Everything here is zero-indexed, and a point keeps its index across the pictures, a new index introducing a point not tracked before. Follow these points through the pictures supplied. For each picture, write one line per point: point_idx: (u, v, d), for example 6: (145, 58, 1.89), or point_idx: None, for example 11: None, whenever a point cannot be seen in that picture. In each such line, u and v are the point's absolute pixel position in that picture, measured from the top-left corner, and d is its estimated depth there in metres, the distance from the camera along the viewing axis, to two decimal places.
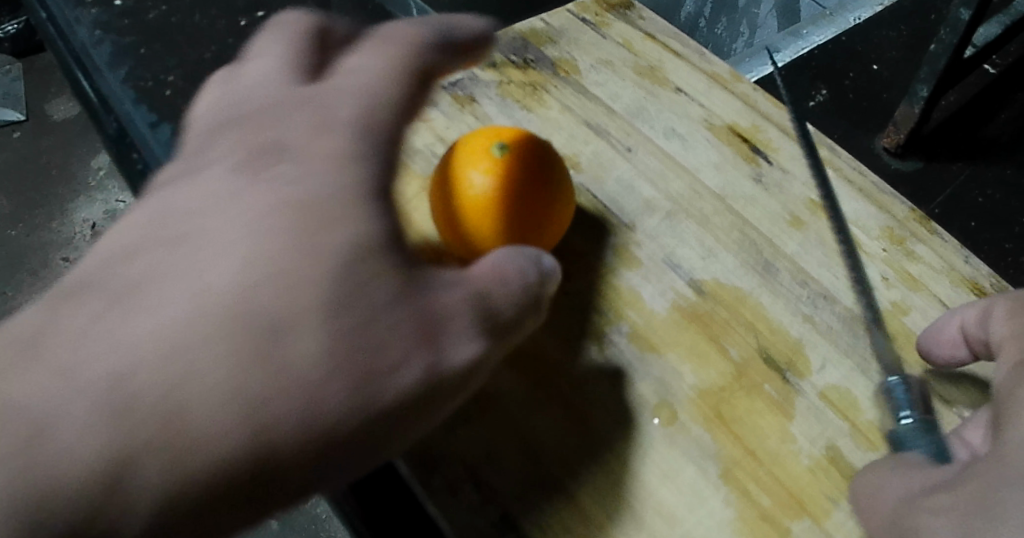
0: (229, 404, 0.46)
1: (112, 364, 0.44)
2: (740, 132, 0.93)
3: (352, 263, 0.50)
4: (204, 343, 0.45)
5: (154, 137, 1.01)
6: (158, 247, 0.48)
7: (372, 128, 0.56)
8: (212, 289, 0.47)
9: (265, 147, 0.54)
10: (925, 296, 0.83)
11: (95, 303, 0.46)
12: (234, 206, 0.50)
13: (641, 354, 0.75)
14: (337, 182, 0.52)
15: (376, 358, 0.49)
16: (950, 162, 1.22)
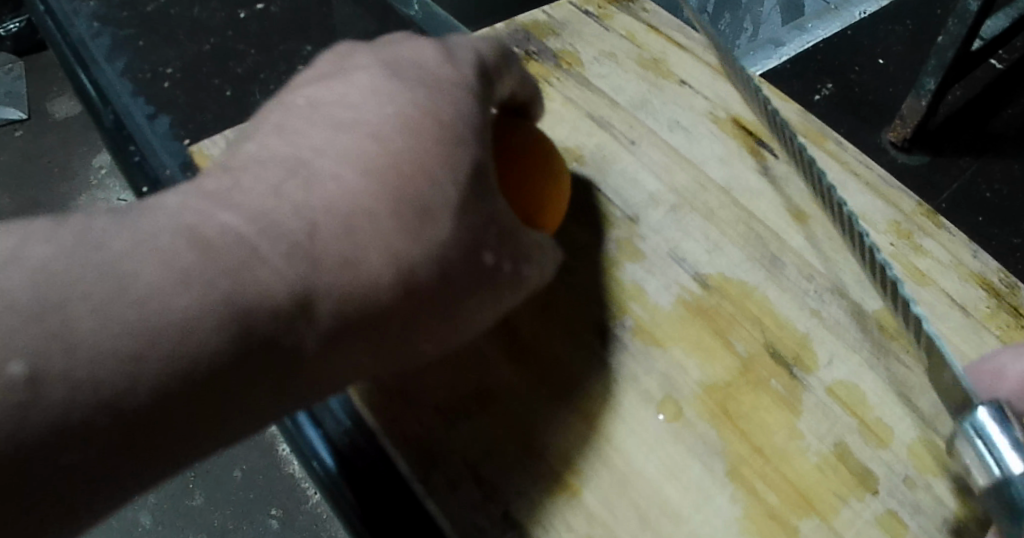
0: (383, 253, 0.58)
1: (285, 232, 0.55)
2: (745, 124, 0.92)
3: (446, 152, 0.62)
4: (358, 211, 0.58)
5: (152, 130, 0.99)
6: (296, 156, 0.60)
7: (446, 82, 0.69)
8: (354, 175, 0.59)
9: (369, 85, 0.66)
10: (933, 291, 0.81)
11: (245, 197, 0.57)
12: (357, 119, 0.62)
13: (645, 349, 0.73)
14: (422, 108, 0.64)
15: (483, 222, 0.63)
16: (958, 157, 1.21)
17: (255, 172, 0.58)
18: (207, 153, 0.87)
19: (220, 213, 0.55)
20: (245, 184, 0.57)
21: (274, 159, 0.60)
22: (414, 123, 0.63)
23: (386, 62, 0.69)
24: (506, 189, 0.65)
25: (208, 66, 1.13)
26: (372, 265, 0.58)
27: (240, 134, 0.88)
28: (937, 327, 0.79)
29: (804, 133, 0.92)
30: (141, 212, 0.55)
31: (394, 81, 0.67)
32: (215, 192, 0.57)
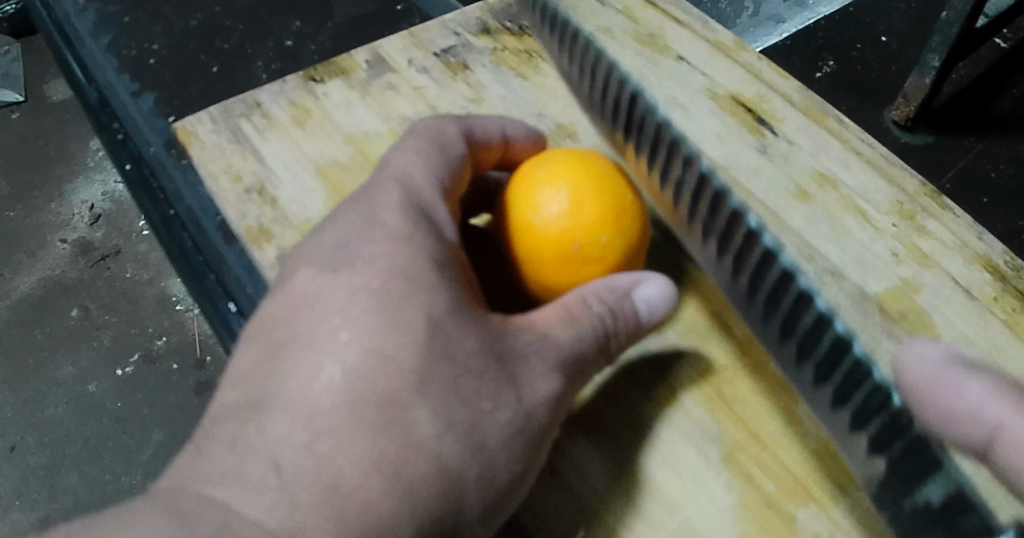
0: (430, 517, 0.52)
1: (327, 516, 0.49)
2: (743, 101, 0.90)
3: (462, 374, 0.54)
4: (393, 479, 0.51)
5: (138, 107, 0.97)
6: (302, 407, 0.52)
7: (436, 250, 0.59)
8: (374, 438, 0.51)
9: (349, 284, 0.56)
10: (937, 273, 0.79)
11: (270, 475, 0.50)
12: (358, 350, 0.53)
13: (640, 332, 0.71)
14: (424, 314, 0.55)
15: (519, 429, 0.56)
16: (963, 136, 1.18)
17: (273, 440, 0.51)
18: (191, 129, 0.84)
19: (253, 502, 0.49)
20: (264, 452, 0.51)
21: (280, 410, 0.52)
22: (416, 331, 0.54)
23: (358, 225, 0.60)
24: (531, 378, 0.58)
25: (195, 42, 1.06)
26: (425, 525, 0.52)
27: (225, 110, 0.85)
28: (941, 309, 0.77)
29: (805, 111, 0.90)
30: (173, 508, 0.49)
31: (374, 264, 0.57)
32: (236, 467, 0.50)
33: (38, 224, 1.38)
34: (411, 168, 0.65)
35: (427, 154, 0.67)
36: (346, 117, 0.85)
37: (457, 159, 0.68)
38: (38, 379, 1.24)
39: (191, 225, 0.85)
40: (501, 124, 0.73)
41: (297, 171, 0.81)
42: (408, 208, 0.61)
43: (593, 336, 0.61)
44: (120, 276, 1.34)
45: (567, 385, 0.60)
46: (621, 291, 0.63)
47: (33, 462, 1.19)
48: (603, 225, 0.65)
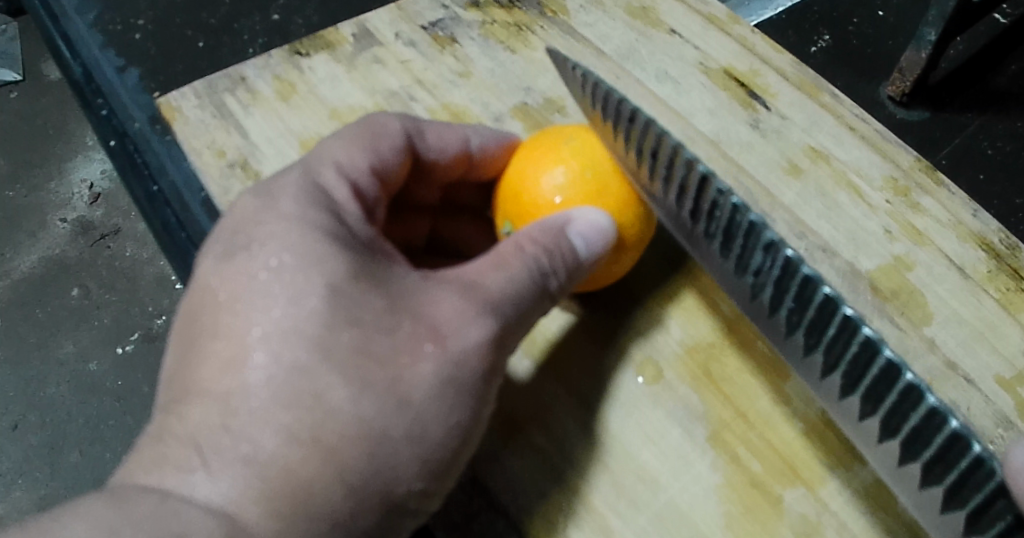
0: (356, 477, 0.52)
1: (249, 487, 0.50)
2: (735, 74, 0.88)
3: (373, 335, 0.54)
4: (311, 443, 0.51)
5: (121, 83, 0.94)
6: (216, 391, 0.52)
7: (330, 224, 0.58)
8: (287, 408, 0.52)
9: (250, 270, 0.55)
10: (930, 251, 0.78)
11: (194, 457, 0.51)
12: (262, 330, 0.53)
13: (623, 307, 0.70)
14: (323, 285, 0.54)
15: (447, 380, 0.55)
16: (961, 113, 1.16)
17: (193, 426, 0.52)
18: (174, 105, 0.83)
19: (189, 484, 0.51)
20: (188, 439, 0.52)
21: (198, 397, 0.53)
22: (314, 302, 0.54)
23: (257, 207, 0.59)
24: (457, 326, 0.56)
25: (182, 15, 1.01)
26: (353, 483, 0.52)
27: (209, 85, 0.84)
28: (934, 288, 0.76)
29: (798, 86, 0.88)
30: (115, 497, 0.50)
31: (267, 245, 0.56)
32: (165, 456, 0.52)
33: (38, 203, 1.35)
34: (348, 160, 0.63)
35: (365, 150, 0.64)
36: (331, 92, 0.84)
37: (393, 157, 0.66)
38: (38, 357, 1.23)
39: (174, 201, 0.84)
40: (466, 130, 0.70)
41: (281, 146, 0.80)
42: (304, 191, 0.60)
43: (532, 282, 0.60)
44: (121, 255, 1.32)
45: (502, 326, 0.58)
46: (553, 228, 0.61)
47: (35, 441, 1.18)
48: (593, 199, 0.65)
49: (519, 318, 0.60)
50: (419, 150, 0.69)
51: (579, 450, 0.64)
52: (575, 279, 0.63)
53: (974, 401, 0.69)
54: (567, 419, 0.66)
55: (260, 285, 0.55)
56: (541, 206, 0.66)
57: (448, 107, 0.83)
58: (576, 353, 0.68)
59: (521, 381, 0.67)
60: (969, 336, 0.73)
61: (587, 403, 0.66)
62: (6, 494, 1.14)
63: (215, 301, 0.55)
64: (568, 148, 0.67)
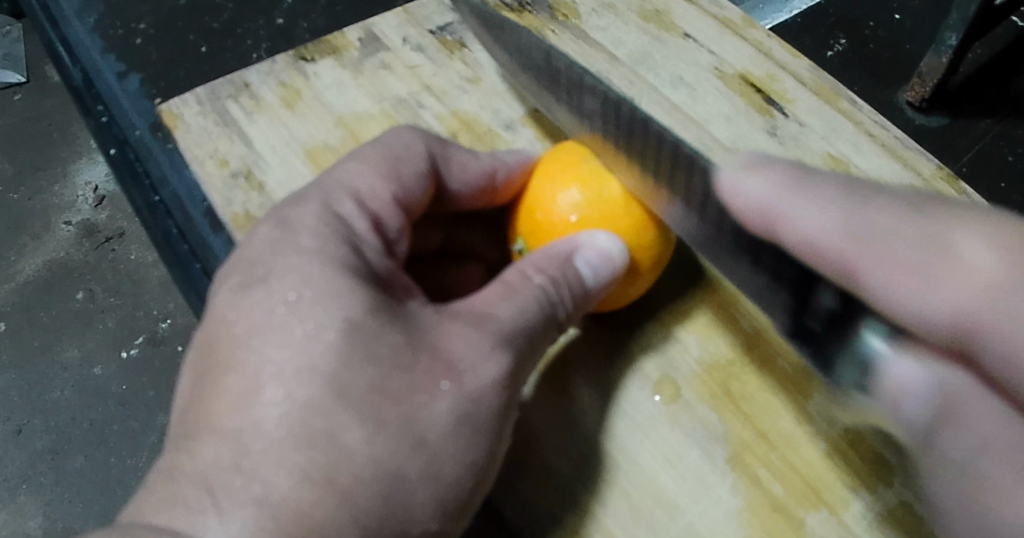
0: (371, 520, 0.50)
1: (261, 530, 0.48)
2: (752, 80, 0.86)
3: (390, 373, 0.52)
4: (326, 484, 0.49)
5: (122, 90, 0.92)
6: (229, 428, 0.50)
7: (351, 258, 0.56)
8: (302, 449, 0.49)
9: (267, 304, 0.53)
10: None
11: (205, 496, 0.49)
12: (277, 368, 0.51)
13: (640, 324, 0.68)
14: (341, 320, 0.52)
15: (462, 418, 0.53)
16: (979, 119, 1.13)
17: (205, 464, 0.50)
18: (176, 112, 0.81)
19: (201, 526, 0.49)
20: (199, 477, 0.50)
21: (210, 433, 0.50)
22: (331, 339, 0.51)
23: (275, 238, 0.57)
24: (475, 361, 0.54)
25: (184, 20, 0.98)
26: (367, 525, 0.50)
27: (211, 91, 0.82)
28: None
29: (815, 91, 0.86)
30: (122, 532, 0.48)
31: (286, 278, 0.54)
32: (175, 495, 0.50)
33: (42, 207, 1.33)
34: (367, 188, 0.61)
35: (386, 176, 0.62)
36: (336, 99, 0.81)
37: (416, 183, 0.63)
38: (43, 362, 1.21)
39: (176, 212, 0.82)
40: (492, 162, 0.67)
41: (286, 155, 0.77)
42: (322, 223, 0.57)
43: (543, 313, 0.58)
44: (125, 259, 1.30)
45: (516, 362, 0.56)
46: (560, 258, 0.60)
47: (39, 446, 1.16)
48: (610, 222, 0.63)
49: (530, 346, 0.58)
50: (440, 175, 0.66)
51: (597, 476, 0.62)
52: (584, 307, 0.61)
53: None
54: (586, 445, 0.63)
55: (275, 321, 0.52)
56: (556, 223, 0.64)
57: (457, 114, 0.81)
58: (587, 372, 0.66)
59: (536, 401, 0.65)
60: None
61: (604, 426, 0.64)
62: (10, 498, 1.13)
63: (229, 334, 0.53)
64: (589, 166, 0.65)
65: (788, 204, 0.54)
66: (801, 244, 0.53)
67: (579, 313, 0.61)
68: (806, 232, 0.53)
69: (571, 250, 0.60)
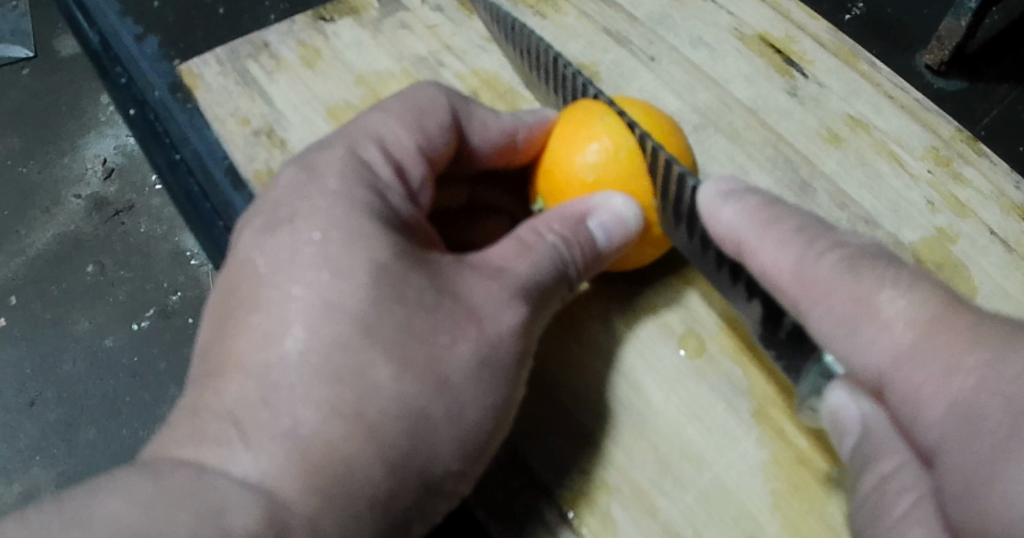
0: (396, 453, 0.50)
1: (288, 461, 0.48)
2: (771, 41, 0.86)
3: (415, 314, 0.52)
4: (354, 419, 0.50)
5: (140, 51, 0.92)
6: (253, 366, 0.51)
7: (375, 202, 0.56)
8: (330, 385, 0.50)
9: (293, 243, 0.54)
10: (974, 223, 0.76)
11: (232, 431, 0.50)
12: (302, 304, 0.51)
13: (665, 280, 0.68)
14: (368, 261, 0.53)
15: (483, 361, 0.54)
16: (997, 83, 1.10)
17: (229, 401, 0.50)
18: (196, 71, 0.81)
19: (226, 458, 0.49)
20: (225, 412, 0.50)
21: (235, 371, 0.51)
22: (358, 277, 0.52)
23: (300, 181, 0.57)
24: (493, 309, 0.55)
25: None
26: (393, 461, 0.50)
27: (231, 51, 0.82)
28: (977, 261, 0.74)
29: (835, 53, 0.85)
30: (148, 468, 0.48)
31: (311, 218, 0.54)
32: (200, 429, 0.50)
33: (52, 180, 1.34)
34: (391, 136, 0.62)
35: (409, 125, 0.62)
36: (356, 57, 0.81)
37: (440, 135, 0.63)
38: (56, 333, 1.22)
39: (198, 171, 0.82)
40: (512, 121, 0.66)
41: (307, 113, 0.78)
42: (347, 168, 0.58)
43: (555, 271, 0.59)
44: (135, 231, 1.30)
45: (532, 312, 0.57)
46: (574, 219, 0.59)
47: (52, 417, 1.18)
48: (625, 182, 0.63)
49: (543, 293, 0.58)
50: (462, 128, 0.66)
51: (618, 425, 0.63)
52: (596, 266, 0.61)
53: None
54: (603, 392, 0.64)
55: (302, 259, 0.53)
56: (574, 180, 0.63)
57: (478, 73, 0.81)
58: (606, 323, 0.66)
59: (553, 348, 0.66)
60: (1017, 309, 0.72)
61: (617, 373, 0.65)
62: (22, 470, 1.15)
63: (256, 275, 0.53)
64: (603, 124, 0.63)
65: (753, 241, 0.57)
66: (805, 320, 0.55)
67: (598, 266, 0.62)
68: (729, 235, 0.59)
69: (586, 210, 0.60)
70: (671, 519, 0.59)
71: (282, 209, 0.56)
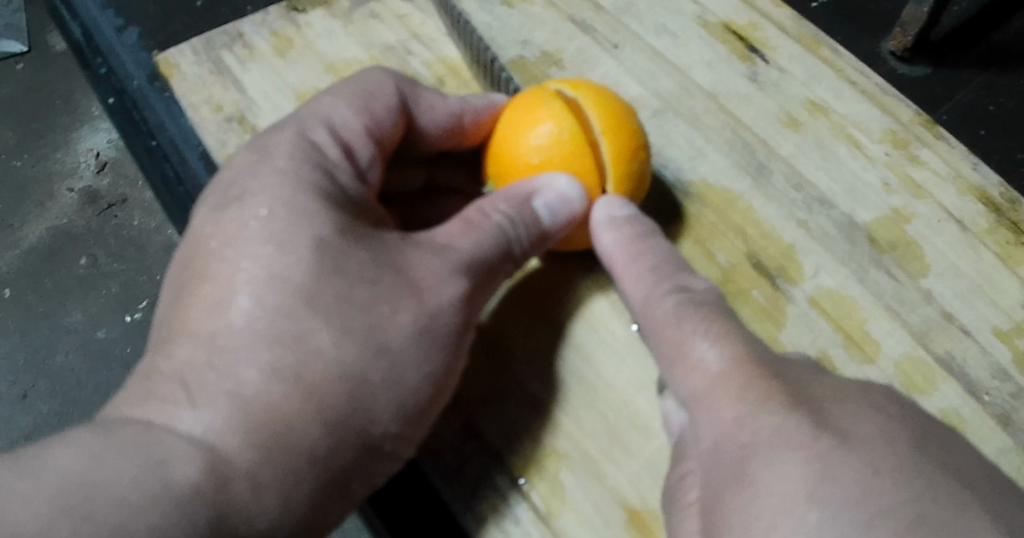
0: (335, 413, 0.54)
1: (231, 419, 0.51)
2: (734, 28, 0.88)
3: (356, 286, 0.56)
4: (294, 381, 0.53)
5: (120, 42, 0.94)
6: (202, 332, 0.54)
7: (323, 180, 0.60)
8: (273, 348, 0.53)
9: (241, 218, 0.57)
10: (929, 204, 0.78)
11: (179, 391, 0.53)
12: (248, 275, 0.55)
13: None
14: (312, 236, 0.56)
15: (423, 331, 0.57)
16: (962, 69, 1.13)
17: (179, 365, 0.54)
18: (172, 61, 0.83)
19: (173, 416, 0.52)
20: (173, 374, 0.53)
21: (186, 337, 0.55)
22: (302, 250, 0.55)
23: (252, 162, 0.60)
24: (433, 283, 0.59)
25: None
26: (332, 421, 0.53)
27: (206, 41, 0.84)
28: (932, 240, 0.76)
29: (797, 39, 0.87)
30: (100, 428, 0.50)
31: (260, 196, 0.58)
32: (151, 391, 0.53)
33: (46, 173, 1.35)
34: (340, 116, 0.64)
35: (357, 108, 0.64)
36: (328, 46, 0.83)
37: (387, 116, 0.66)
38: (48, 325, 1.25)
39: (174, 157, 0.84)
40: (459, 104, 0.69)
41: (278, 100, 0.80)
42: (297, 148, 0.61)
43: (496, 246, 0.62)
44: (128, 224, 1.32)
45: (473, 287, 0.61)
46: (519, 199, 0.62)
47: (45, 409, 1.19)
48: (568, 166, 0.65)
49: (483, 267, 0.61)
50: (411, 112, 0.68)
51: (565, 393, 0.66)
52: (542, 244, 0.64)
53: (969, 353, 0.71)
54: (553, 363, 0.67)
55: (247, 234, 0.56)
56: (520, 163, 0.66)
57: (445, 61, 0.83)
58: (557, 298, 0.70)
59: (508, 321, 0.69)
60: (966, 289, 0.74)
61: (562, 346, 0.68)
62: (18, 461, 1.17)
63: (208, 250, 0.57)
64: (547, 109, 0.65)
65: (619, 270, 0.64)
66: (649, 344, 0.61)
67: (545, 245, 0.65)
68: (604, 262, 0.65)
69: (530, 191, 0.62)
70: (618, 486, 0.62)
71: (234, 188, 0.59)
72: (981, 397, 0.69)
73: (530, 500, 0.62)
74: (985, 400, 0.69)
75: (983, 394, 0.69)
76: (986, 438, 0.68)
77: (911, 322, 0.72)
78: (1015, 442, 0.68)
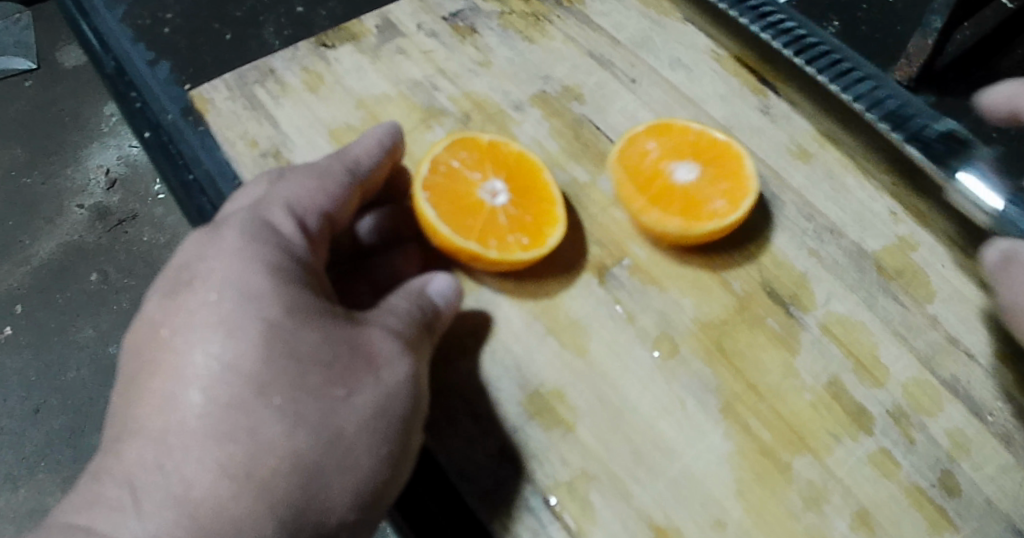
0: (288, 508, 0.53)
1: (178, 524, 0.51)
2: (747, 62, 0.91)
3: (309, 371, 0.56)
4: (244, 478, 0.53)
5: (152, 76, 0.97)
6: (153, 429, 0.53)
7: (273, 260, 0.60)
8: (220, 446, 0.53)
9: (190, 304, 0.57)
10: (934, 231, 0.81)
11: (125, 495, 0.52)
12: (197, 369, 0.54)
13: (642, 285, 0.76)
14: (260, 321, 0.56)
15: (377, 412, 0.58)
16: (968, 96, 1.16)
17: (128, 465, 0.53)
18: (207, 96, 0.87)
19: (120, 525, 0.51)
20: (121, 475, 0.53)
21: (137, 435, 0.54)
22: (251, 339, 0.55)
23: (202, 242, 0.61)
24: (383, 363, 0.60)
25: (208, 10, 1.04)
26: (284, 516, 0.53)
27: (239, 77, 0.88)
28: (938, 266, 0.79)
29: None
30: None
31: (210, 281, 0.58)
32: (97, 496, 0.53)
33: (55, 191, 1.38)
34: (295, 197, 0.67)
35: (309, 188, 0.67)
36: (357, 82, 0.87)
37: (338, 189, 0.69)
38: (60, 342, 1.27)
39: (209, 190, 0.87)
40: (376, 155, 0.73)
41: (311, 136, 0.84)
42: (254, 231, 0.62)
43: (420, 325, 0.66)
44: (138, 240, 1.36)
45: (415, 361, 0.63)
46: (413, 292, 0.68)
47: (57, 424, 1.22)
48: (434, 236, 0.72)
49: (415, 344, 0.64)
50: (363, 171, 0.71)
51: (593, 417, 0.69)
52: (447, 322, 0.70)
53: (974, 376, 0.74)
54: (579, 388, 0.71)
55: (199, 321, 0.56)
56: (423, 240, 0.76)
57: (470, 96, 0.87)
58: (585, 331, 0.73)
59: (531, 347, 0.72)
60: (971, 313, 0.77)
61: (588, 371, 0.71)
62: (28, 476, 1.19)
63: (159, 337, 0.56)
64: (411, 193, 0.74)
65: None
66: None
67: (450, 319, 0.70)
68: None
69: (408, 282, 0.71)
70: (643, 504, 0.66)
71: (184, 269, 0.60)
72: (985, 418, 0.72)
73: (562, 519, 0.66)
74: (989, 420, 0.72)
75: (986, 415, 0.72)
76: (990, 457, 0.70)
77: (918, 347, 0.75)
78: (1017, 461, 0.71)
